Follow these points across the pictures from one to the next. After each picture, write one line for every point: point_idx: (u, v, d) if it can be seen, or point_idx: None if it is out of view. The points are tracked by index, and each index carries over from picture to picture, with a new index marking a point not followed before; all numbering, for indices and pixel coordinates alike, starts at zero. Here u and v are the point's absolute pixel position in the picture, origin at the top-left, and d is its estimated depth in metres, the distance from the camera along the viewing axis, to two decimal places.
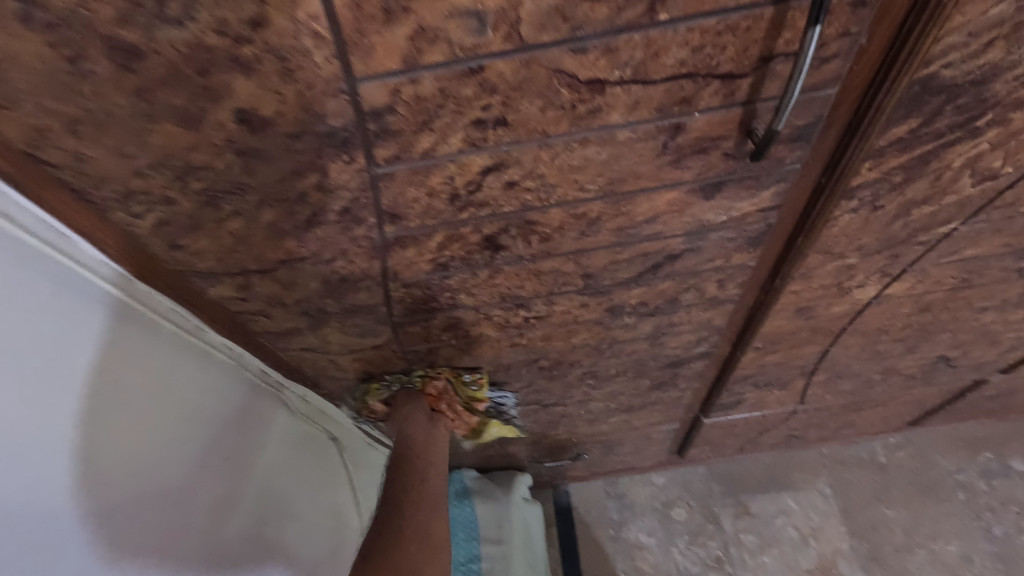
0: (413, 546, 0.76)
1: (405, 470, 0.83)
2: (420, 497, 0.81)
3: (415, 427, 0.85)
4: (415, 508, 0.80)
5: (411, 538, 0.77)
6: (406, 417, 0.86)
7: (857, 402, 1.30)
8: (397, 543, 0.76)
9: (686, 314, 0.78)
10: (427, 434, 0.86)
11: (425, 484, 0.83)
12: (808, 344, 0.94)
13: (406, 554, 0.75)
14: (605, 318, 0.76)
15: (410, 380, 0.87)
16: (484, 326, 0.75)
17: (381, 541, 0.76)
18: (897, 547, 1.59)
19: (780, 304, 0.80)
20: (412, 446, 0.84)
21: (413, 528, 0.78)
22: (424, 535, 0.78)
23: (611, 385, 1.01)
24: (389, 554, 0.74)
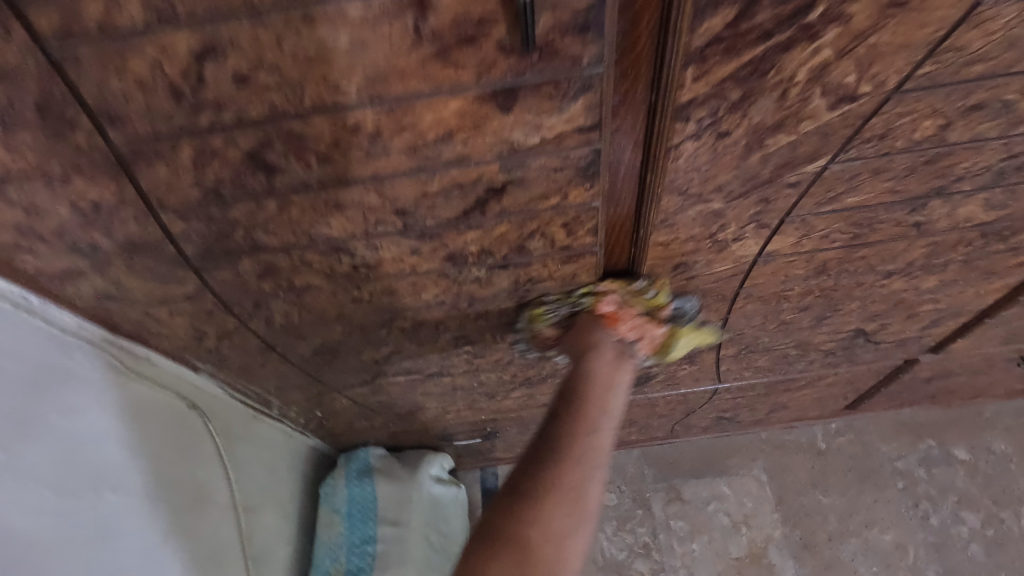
0: (566, 511, 0.61)
1: (579, 408, 0.68)
2: (591, 448, 0.65)
3: (599, 362, 0.72)
4: (582, 459, 0.64)
5: (559, 496, 0.62)
6: (592, 345, 0.73)
7: (780, 381, 1.23)
8: (545, 492, 0.62)
9: (544, 268, 0.70)
10: (613, 368, 0.72)
11: (592, 433, 0.67)
12: (701, 312, 0.86)
13: (554, 513, 0.61)
14: (450, 269, 0.68)
15: (580, 300, 0.76)
16: (309, 274, 0.66)
17: (533, 483, 0.62)
18: (830, 536, 1.53)
19: (651, 261, 0.72)
20: (586, 383, 0.70)
21: (570, 482, 0.62)
22: (578, 501, 0.62)
23: (496, 353, 0.92)
24: (535, 506, 0.61)
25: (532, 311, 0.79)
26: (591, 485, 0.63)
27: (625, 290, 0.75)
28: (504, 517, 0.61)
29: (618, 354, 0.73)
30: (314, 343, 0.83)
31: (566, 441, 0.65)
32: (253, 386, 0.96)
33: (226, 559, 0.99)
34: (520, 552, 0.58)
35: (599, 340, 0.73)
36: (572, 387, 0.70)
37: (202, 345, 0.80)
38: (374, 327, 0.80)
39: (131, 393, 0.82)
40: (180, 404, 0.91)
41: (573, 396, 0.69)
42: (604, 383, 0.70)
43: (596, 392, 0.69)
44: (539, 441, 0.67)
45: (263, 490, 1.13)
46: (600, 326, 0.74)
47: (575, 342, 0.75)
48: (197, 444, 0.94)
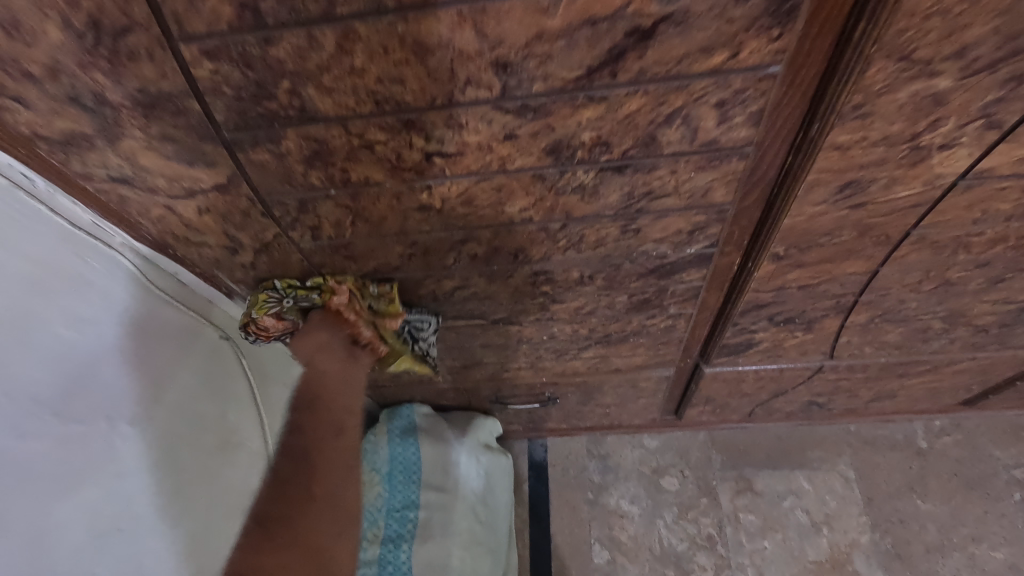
0: (318, 521, 0.67)
1: (322, 418, 0.70)
2: (328, 462, 0.69)
3: (327, 365, 0.70)
4: (331, 470, 0.69)
5: (319, 505, 0.67)
6: (317, 348, 0.69)
7: (902, 363, 1.03)
8: (299, 512, 0.66)
9: (671, 175, 0.53)
10: (342, 374, 0.71)
11: (329, 442, 0.70)
12: (848, 260, 0.68)
13: (308, 528, 0.66)
14: (549, 169, 0.52)
15: (310, 295, 0.70)
16: (368, 165, 0.51)
17: (286, 507, 0.66)
18: (929, 548, 1.32)
19: (815, 176, 0.54)
20: (324, 396, 0.70)
21: (320, 494, 0.68)
22: (337, 505, 0.68)
23: (576, 298, 0.77)
24: (295, 529, 0.65)
25: (254, 300, 0.70)
26: (343, 488, 0.69)
27: (368, 291, 0.72)
28: (260, 553, 0.63)
29: (352, 359, 0.72)
30: (366, 267, 0.69)
31: (313, 464, 0.68)
32: None
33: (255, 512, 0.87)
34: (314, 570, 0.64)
35: (326, 342, 0.69)
36: (307, 401, 0.70)
37: (235, 261, 0.67)
38: (439, 250, 0.65)
39: (154, 312, 0.70)
40: (211, 333, 0.81)
41: (308, 410, 0.70)
42: (337, 395, 0.71)
43: (328, 405, 0.71)
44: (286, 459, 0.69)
45: (299, 440, 1.02)
46: (328, 327, 0.70)
47: (299, 345, 0.70)
48: (224, 379, 0.83)
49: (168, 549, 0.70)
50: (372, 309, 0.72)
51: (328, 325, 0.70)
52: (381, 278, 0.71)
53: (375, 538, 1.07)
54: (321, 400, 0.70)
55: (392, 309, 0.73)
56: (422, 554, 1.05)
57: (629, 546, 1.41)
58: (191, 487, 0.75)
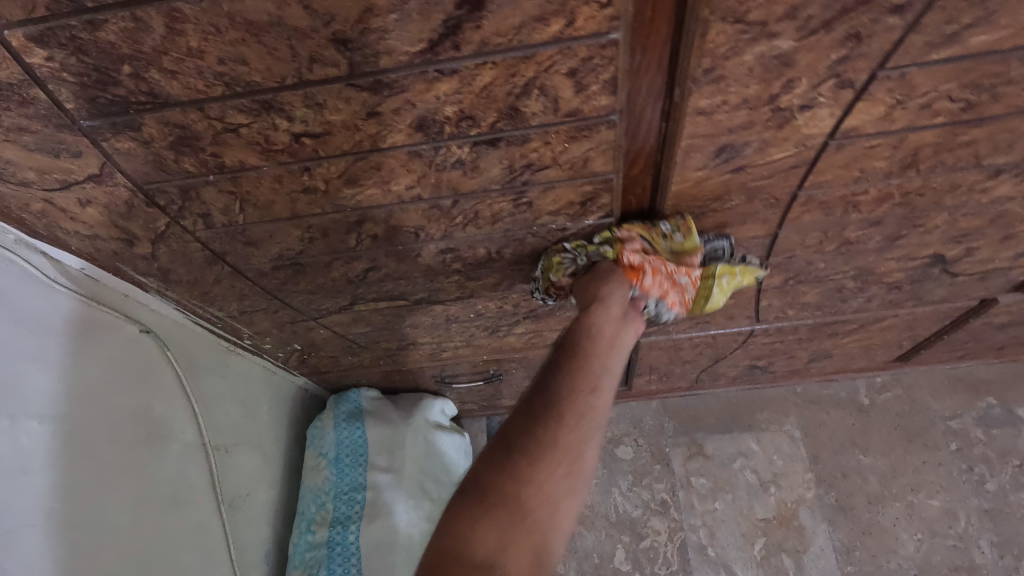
0: (558, 472, 0.59)
1: (580, 367, 0.63)
2: (583, 412, 0.61)
3: (604, 319, 0.65)
4: (582, 422, 0.60)
5: (558, 457, 0.59)
6: (602, 297, 0.66)
7: (828, 323, 1.06)
8: (544, 453, 0.59)
9: (545, 147, 0.53)
10: (617, 328, 0.65)
11: (583, 391, 0.62)
12: (745, 224, 0.69)
13: (549, 476, 0.58)
14: (423, 145, 0.52)
15: (601, 247, 0.68)
16: (239, 149, 0.51)
17: (535, 444, 0.59)
18: (870, 499, 1.38)
19: (688, 141, 0.54)
20: (590, 343, 0.64)
21: (565, 443, 0.59)
22: (576, 462, 0.59)
23: (491, 274, 0.78)
24: (534, 471, 0.58)
25: (548, 264, 0.71)
26: (584, 446, 0.60)
27: (658, 233, 0.67)
28: (502, 472, 0.59)
29: (634, 312, 0.67)
30: (270, 253, 0.69)
31: (568, 405, 0.61)
32: (214, 310, 0.83)
33: (190, 500, 0.89)
34: (506, 513, 0.57)
35: (605, 294, 0.66)
36: (573, 347, 0.65)
37: (135, 252, 0.66)
38: (338, 232, 0.65)
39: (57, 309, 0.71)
40: (128, 327, 0.80)
41: (570, 354, 0.64)
42: (605, 342, 0.65)
43: (590, 352, 0.64)
44: (537, 396, 0.63)
45: (238, 429, 1.03)
46: (614, 280, 0.66)
47: (585, 289, 0.68)
48: (150, 371, 0.84)
49: (84, 541, 0.72)
50: (669, 252, 0.67)
51: (615, 279, 0.66)
52: (667, 213, 0.67)
53: (323, 520, 1.09)
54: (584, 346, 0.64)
55: (690, 248, 0.67)
56: (371, 534, 1.07)
57: (586, 514, 1.45)
58: (110, 480, 0.76)
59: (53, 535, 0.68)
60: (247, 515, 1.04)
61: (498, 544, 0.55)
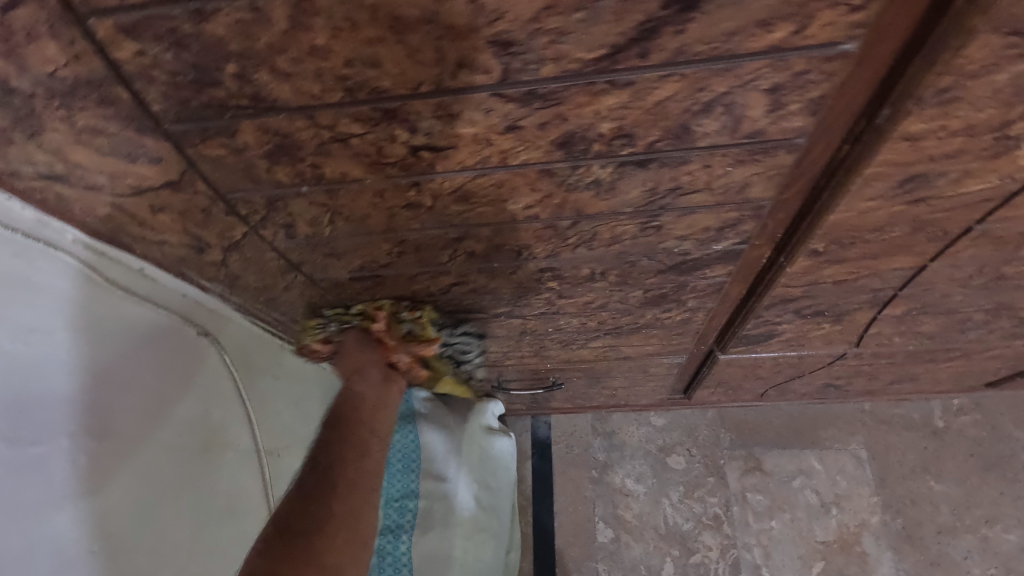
0: (340, 543, 0.62)
1: (352, 440, 0.69)
2: (353, 480, 0.67)
3: (368, 387, 0.73)
4: (355, 490, 0.66)
5: (337, 529, 0.63)
6: (359, 366, 0.74)
7: (932, 351, 0.97)
8: (319, 529, 0.61)
9: (703, 170, 0.45)
10: (379, 394, 0.75)
11: (346, 465, 0.67)
12: (894, 255, 0.60)
13: (333, 546, 0.61)
14: (559, 163, 0.44)
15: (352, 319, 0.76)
16: (344, 160, 0.43)
17: (312, 519, 0.61)
18: (940, 529, 1.30)
19: (875, 169, 0.45)
20: (361, 412, 0.72)
21: (341, 515, 0.64)
22: (355, 530, 0.64)
23: (586, 293, 0.70)
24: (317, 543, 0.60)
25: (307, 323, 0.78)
26: (358, 510, 0.66)
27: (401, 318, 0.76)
28: (283, 560, 0.57)
29: (391, 382, 0.78)
30: (351, 265, 0.61)
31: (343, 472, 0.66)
32: (276, 316, 0.76)
33: (245, 511, 0.84)
34: None
35: (366, 362, 0.75)
36: (342, 419, 0.71)
37: (204, 259, 0.59)
38: (431, 247, 0.57)
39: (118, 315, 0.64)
40: (189, 330, 0.74)
41: (338, 431, 0.69)
42: (371, 412, 0.73)
43: (360, 425, 0.71)
44: (311, 479, 0.65)
45: (289, 431, 0.97)
46: (368, 350, 0.76)
47: (342, 366, 0.76)
48: (207, 376, 0.78)
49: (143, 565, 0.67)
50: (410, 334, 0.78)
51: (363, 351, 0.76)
52: (413, 304, 0.75)
53: None
54: (351, 419, 0.70)
55: (426, 333, 0.78)
56: (425, 545, 1.03)
57: (634, 525, 1.39)
58: (167, 498, 0.71)
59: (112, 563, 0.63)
60: None
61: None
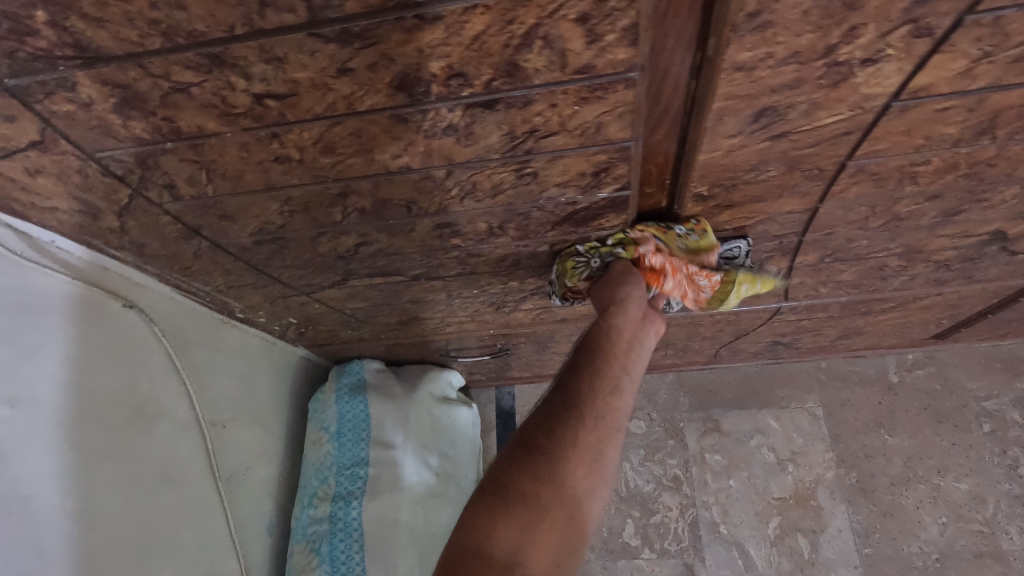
0: (579, 472, 0.58)
1: (600, 369, 0.63)
2: (606, 409, 0.61)
3: (624, 322, 0.65)
4: (602, 420, 0.60)
5: (578, 464, 0.58)
6: (619, 301, 0.66)
7: (863, 302, 0.98)
8: (566, 447, 0.58)
9: (551, 110, 0.45)
10: (640, 321, 0.67)
11: (614, 392, 0.62)
12: (781, 198, 0.61)
13: (569, 477, 0.57)
14: (406, 107, 0.44)
15: (615, 249, 0.68)
16: (194, 112, 0.44)
17: (559, 444, 0.58)
18: (893, 481, 1.32)
19: (721, 103, 0.46)
20: (611, 340, 0.65)
21: (586, 441, 0.59)
22: (592, 463, 0.58)
23: (494, 250, 0.71)
24: (557, 468, 0.57)
25: (564, 266, 0.71)
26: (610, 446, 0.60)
27: (675, 234, 0.65)
28: (523, 472, 0.57)
29: (651, 315, 0.68)
30: (249, 228, 0.63)
31: (594, 391, 0.62)
32: (200, 286, 0.78)
33: (183, 480, 0.86)
34: (512, 508, 0.56)
35: (626, 297, 0.66)
36: (597, 347, 0.64)
37: (102, 226, 0.61)
38: (320, 205, 0.58)
39: (29, 285, 0.67)
40: (111, 303, 0.77)
41: (594, 355, 0.64)
42: (630, 336, 0.66)
43: (617, 352, 0.64)
44: (560, 399, 0.62)
45: (237, 403, 1.00)
46: (631, 283, 0.66)
47: (601, 295, 0.68)
48: (136, 348, 0.80)
49: (70, 525, 0.69)
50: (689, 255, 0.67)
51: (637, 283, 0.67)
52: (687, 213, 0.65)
53: (325, 496, 1.06)
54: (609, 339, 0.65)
55: (709, 246, 0.66)
56: (374, 511, 1.05)
57: None
58: (96, 462, 0.74)
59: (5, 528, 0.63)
60: (247, 490, 1.01)
61: (520, 538, 0.54)
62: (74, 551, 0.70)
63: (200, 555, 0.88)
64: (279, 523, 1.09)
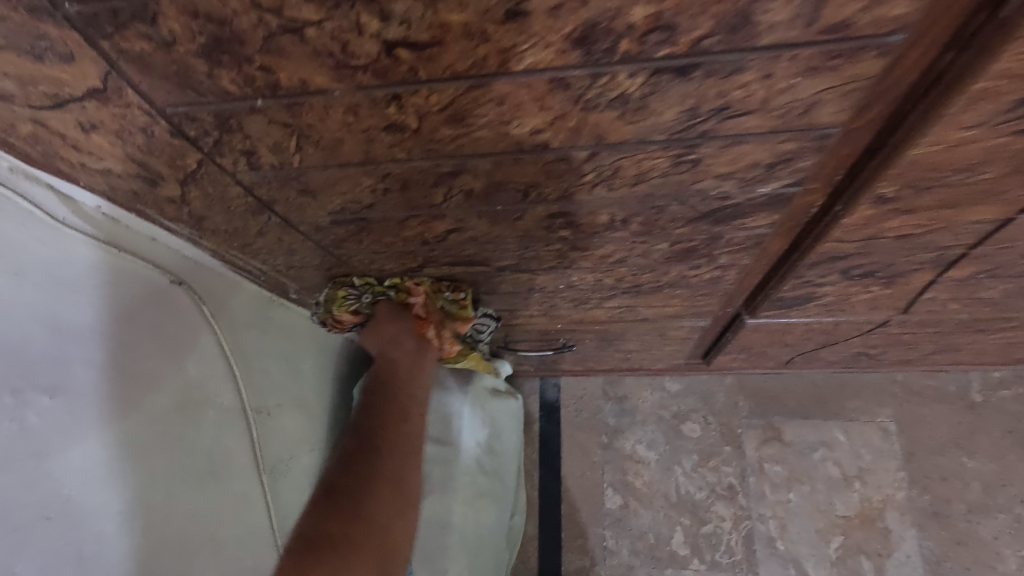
0: (385, 499, 0.71)
1: (386, 405, 0.78)
2: (399, 441, 0.76)
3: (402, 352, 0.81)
4: (400, 452, 0.76)
5: (382, 486, 0.72)
6: (390, 339, 0.81)
7: (987, 320, 0.87)
8: (365, 482, 0.71)
9: (761, 83, 0.35)
10: (414, 362, 0.82)
11: (403, 425, 0.78)
12: (977, 204, 0.50)
13: (375, 506, 0.69)
14: (574, 70, 0.34)
15: (386, 291, 0.76)
16: (301, 63, 0.34)
17: (358, 479, 0.70)
18: (970, 507, 1.22)
19: (984, 83, 0.35)
20: (395, 381, 0.80)
21: (386, 472, 0.73)
22: (395, 487, 0.73)
23: (604, 245, 0.61)
24: (357, 498, 0.69)
25: (331, 295, 0.78)
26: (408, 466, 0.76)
27: (442, 296, 0.77)
28: (329, 518, 0.66)
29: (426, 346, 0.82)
30: (329, 205, 0.53)
31: (388, 432, 0.76)
32: (258, 265, 0.69)
33: (227, 472, 0.79)
34: (341, 550, 0.64)
35: (398, 333, 0.80)
36: (379, 389, 0.80)
37: (161, 196, 0.51)
38: (421, 184, 0.49)
39: (65, 259, 0.58)
40: (156, 279, 0.68)
41: (381, 395, 0.79)
42: (406, 380, 0.81)
43: (396, 392, 0.80)
44: (351, 444, 0.74)
45: (282, 388, 0.93)
46: (403, 321, 0.79)
47: (372, 338, 0.82)
48: (182, 329, 0.72)
49: (118, 524, 0.62)
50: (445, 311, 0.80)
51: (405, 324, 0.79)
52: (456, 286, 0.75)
53: None
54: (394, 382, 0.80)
55: (461, 313, 0.81)
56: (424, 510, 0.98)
57: (644, 492, 1.34)
58: (145, 455, 0.66)
59: (44, 537, 0.55)
60: (290, 481, 0.94)
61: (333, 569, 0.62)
62: (122, 554, 0.62)
63: (243, 553, 0.81)
64: (320, 515, 1.01)
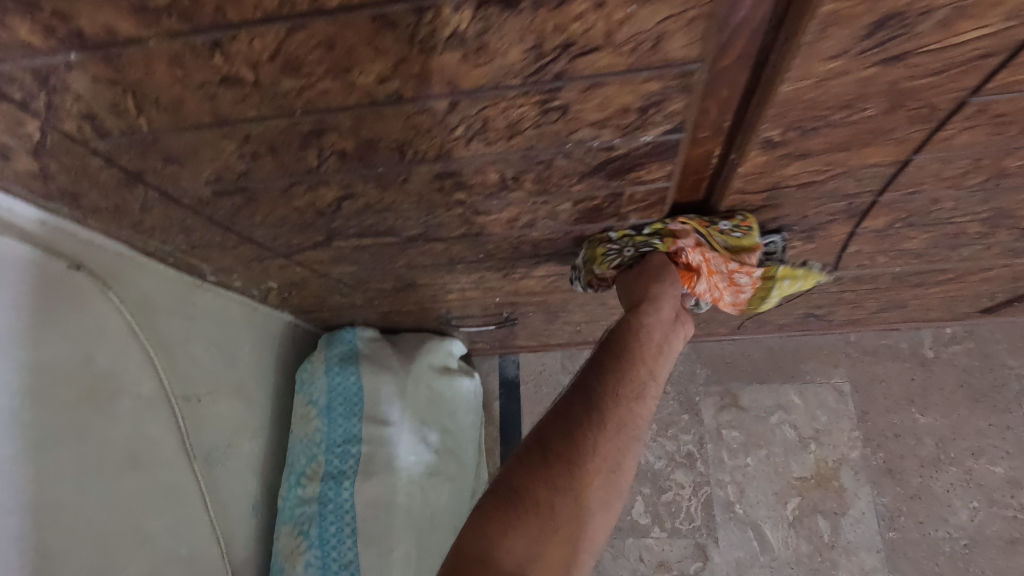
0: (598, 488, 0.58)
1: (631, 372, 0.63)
2: (630, 420, 0.61)
3: (656, 322, 0.65)
4: (624, 429, 0.60)
5: (601, 470, 0.58)
6: (651, 289, 0.65)
7: (921, 273, 0.86)
8: (583, 459, 0.58)
9: (595, 15, 0.33)
10: (668, 326, 0.66)
11: (636, 402, 0.62)
12: (869, 146, 0.48)
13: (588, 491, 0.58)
14: (394, 5, 0.32)
15: (650, 240, 0.65)
16: (96, 7, 0.32)
17: (576, 450, 0.58)
18: (922, 463, 1.24)
19: (833, 7, 0.33)
20: (641, 346, 0.65)
21: (607, 453, 0.59)
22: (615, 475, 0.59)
23: (507, 208, 0.59)
24: (577, 478, 0.57)
25: (595, 266, 0.69)
26: (626, 452, 0.60)
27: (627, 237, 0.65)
28: (542, 482, 0.57)
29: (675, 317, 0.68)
30: (202, 175, 0.50)
31: (617, 394, 0.61)
32: (158, 246, 0.66)
33: (152, 462, 0.77)
34: (540, 523, 0.55)
35: (661, 295, 0.65)
36: (628, 343, 0.65)
37: (18, 169, 0.49)
38: (288, 147, 0.46)
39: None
40: (54, 263, 0.66)
41: (622, 356, 0.64)
42: (656, 344, 0.65)
43: (644, 355, 0.65)
44: (580, 399, 0.62)
45: (215, 376, 0.90)
46: (670, 279, 0.65)
47: (635, 285, 0.67)
48: (86, 314, 0.69)
49: (18, 517, 0.60)
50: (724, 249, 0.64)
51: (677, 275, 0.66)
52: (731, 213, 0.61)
53: (313, 474, 0.97)
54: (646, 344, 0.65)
55: (743, 245, 0.64)
56: (366, 492, 0.95)
57: None
58: (44, 446, 0.64)
59: None
60: (229, 469, 0.92)
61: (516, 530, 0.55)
62: (27, 547, 0.61)
63: (177, 543, 0.79)
64: (267, 501, 1.01)
